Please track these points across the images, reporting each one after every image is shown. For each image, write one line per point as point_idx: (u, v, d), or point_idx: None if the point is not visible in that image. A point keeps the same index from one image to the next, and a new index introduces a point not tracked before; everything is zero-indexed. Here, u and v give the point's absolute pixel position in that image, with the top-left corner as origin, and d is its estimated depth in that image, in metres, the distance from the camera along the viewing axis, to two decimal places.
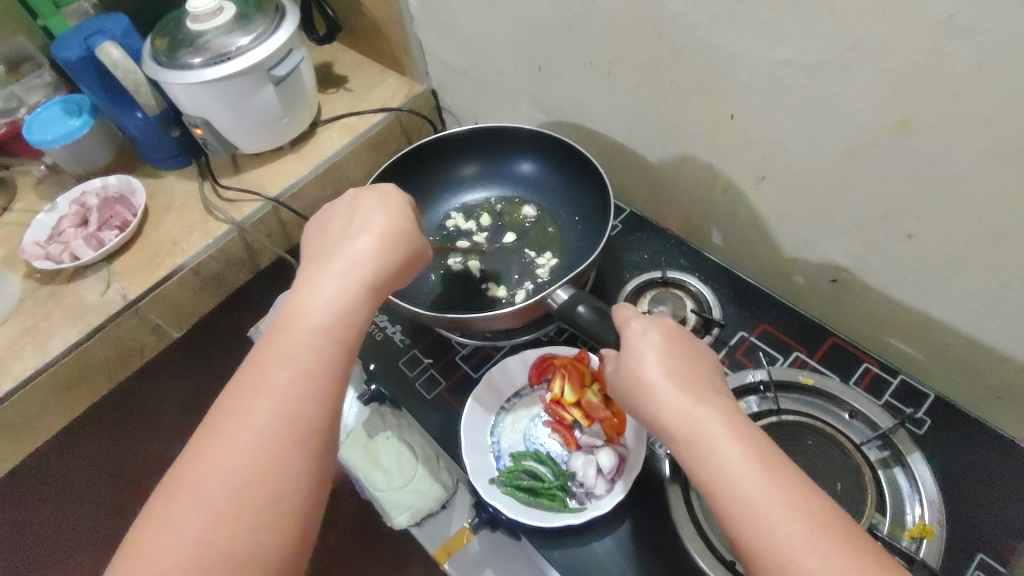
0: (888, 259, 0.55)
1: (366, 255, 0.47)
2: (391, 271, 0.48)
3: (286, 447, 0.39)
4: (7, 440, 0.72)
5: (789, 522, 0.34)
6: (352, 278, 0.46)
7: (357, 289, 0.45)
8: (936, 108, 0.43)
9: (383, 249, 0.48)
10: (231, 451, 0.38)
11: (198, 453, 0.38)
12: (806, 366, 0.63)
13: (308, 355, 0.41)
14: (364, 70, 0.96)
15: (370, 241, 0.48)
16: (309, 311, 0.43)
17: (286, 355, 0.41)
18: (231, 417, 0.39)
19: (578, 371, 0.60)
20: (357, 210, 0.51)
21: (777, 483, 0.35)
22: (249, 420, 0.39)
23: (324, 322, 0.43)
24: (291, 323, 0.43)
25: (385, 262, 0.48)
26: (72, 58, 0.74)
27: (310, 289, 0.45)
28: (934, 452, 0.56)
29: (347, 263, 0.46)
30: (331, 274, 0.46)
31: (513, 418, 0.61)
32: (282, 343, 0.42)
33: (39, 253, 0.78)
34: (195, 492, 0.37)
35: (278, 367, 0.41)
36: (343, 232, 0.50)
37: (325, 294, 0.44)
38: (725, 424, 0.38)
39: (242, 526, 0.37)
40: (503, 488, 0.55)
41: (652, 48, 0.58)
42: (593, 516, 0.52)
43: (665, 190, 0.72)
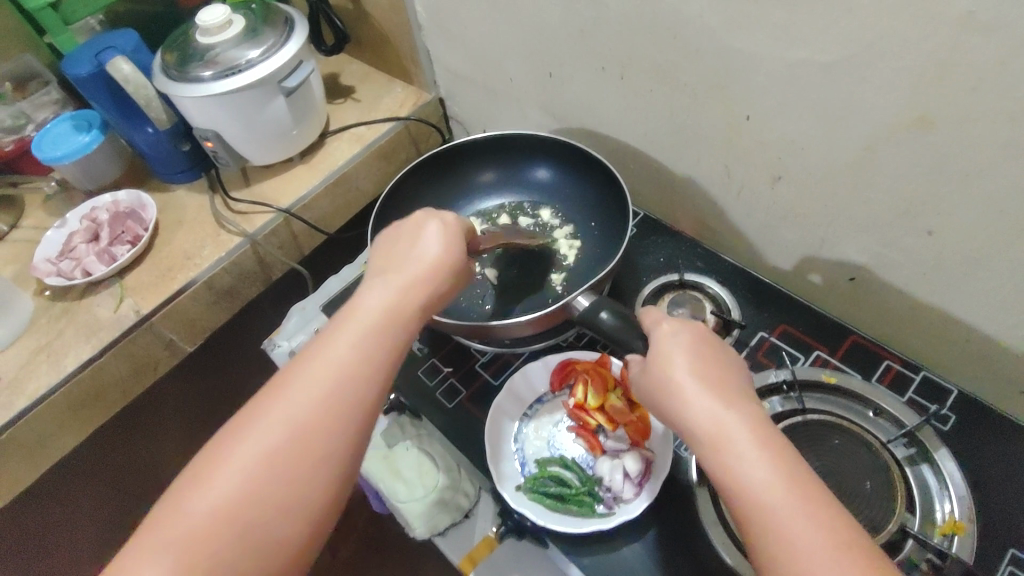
0: (909, 256, 0.55)
1: (427, 265, 0.48)
2: (436, 300, 0.47)
3: (318, 447, 0.39)
4: (24, 461, 0.71)
5: (808, 533, 0.34)
6: (410, 287, 0.46)
7: (402, 319, 0.45)
8: (957, 103, 0.44)
9: (443, 259, 0.49)
10: (266, 440, 0.38)
11: (221, 457, 0.38)
12: (828, 365, 0.63)
13: (355, 358, 0.42)
14: (371, 81, 0.96)
15: (423, 268, 0.48)
16: (364, 313, 0.44)
17: (339, 353, 0.41)
18: (269, 411, 0.39)
19: (601, 376, 0.60)
20: (417, 234, 0.50)
21: (798, 493, 0.35)
22: (286, 418, 0.39)
23: (378, 328, 0.43)
24: (347, 322, 0.43)
25: (433, 292, 0.47)
26: (82, 74, 0.74)
27: (368, 292, 0.45)
28: (961, 449, 0.56)
29: (408, 271, 0.47)
30: (391, 280, 0.46)
31: (537, 423, 0.60)
32: (337, 340, 0.42)
33: (51, 270, 0.77)
34: (224, 475, 0.37)
35: (327, 362, 0.41)
36: (403, 254, 0.49)
37: (382, 299, 0.45)
38: (751, 430, 0.38)
39: (253, 532, 0.37)
40: (530, 496, 0.55)
41: (666, 51, 0.59)
42: (622, 521, 0.52)
43: (679, 192, 0.72)
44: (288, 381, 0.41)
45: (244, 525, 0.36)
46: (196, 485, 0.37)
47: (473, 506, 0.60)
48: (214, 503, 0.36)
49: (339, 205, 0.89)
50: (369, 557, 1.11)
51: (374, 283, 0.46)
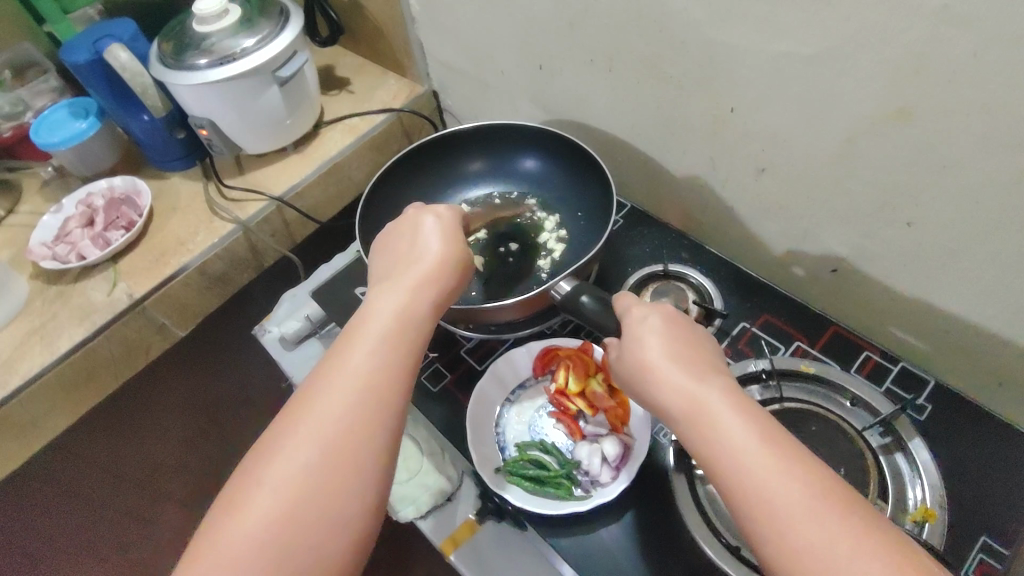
0: (888, 248, 0.56)
1: (431, 267, 0.50)
2: (448, 290, 0.50)
3: (357, 447, 0.40)
4: (16, 440, 0.72)
5: (788, 491, 0.34)
6: (420, 289, 0.48)
7: (421, 308, 0.47)
8: (934, 95, 0.44)
9: (447, 262, 0.50)
10: (302, 447, 0.40)
11: (270, 455, 0.40)
12: (808, 355, 0.64)
13: (378, 359, 0.43)
14: (366, 73, 0.97)
15: (431, 261, 0.50)
16: (379, 317, 0.46)
17: (360, 356, 0.43)
18: (308, 407, 0.41)
19: (583, 361, 0.60)
20: (418, 231, 0.53)
21: (775, 454, 0.36)
22: (325, 410, 0.41)
23: (393, 328, 0.45)
24: (363, 328, 0.45)
25: (445, 282, 0.50)
26: (80, 61, 0.75)
27: (379, 299, 0.47)
28: (936, 438, 0.56)
29: (414, 274, 0.49)
30: (400, 285, 0.48)
31: (518, 409, 0.61)
32: (355, 346, 0.44)
33: (46, 253, 0.78)
34: (265, 485, 0.39)
35: (350, 368, 0.43)
36: (408, 252, 0.51)
37: (394, 303, 0.46)
38: (726, 399, 0.39)
39: (311, 518, 0.38)
40: (508, 478, 0.55)
41: (653, 43, 0.59)
42: (599, 503, 0.53)
43: (665, 183, 0.72)
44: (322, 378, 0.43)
45: (300, 513, 0.38)
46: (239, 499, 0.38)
47: (456, 490, 0.60)
48: (261, 510, 0.38)
49: (331, 194, 0.90)
50: None
51: (384, 290, 0.48)
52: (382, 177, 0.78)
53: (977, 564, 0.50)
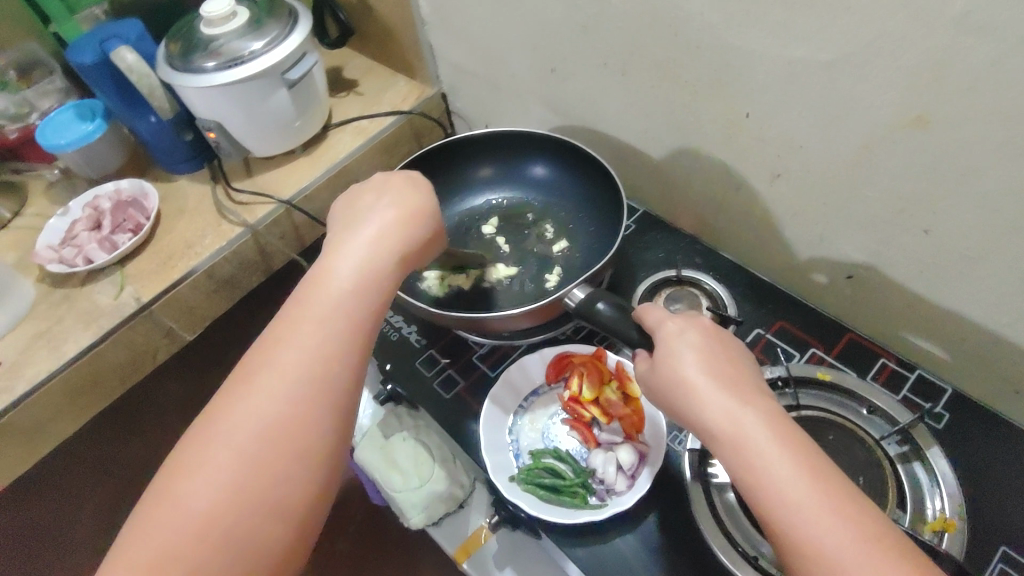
0: (905, 255, 0.55)
1: (392, 231, 0.48)
2: (410, 247, 0.48)
3: (301, 416, 0.40)
4: (20, 446, 0.71)
5: (837, 525, 0.34)
6: (387, 253, 0.47)
7: (377, 266, 0.46)
8: (956, 102, 0.44)
9: (406, 223, 0.49)
10: (253, 409, 0.39)
11: (219, 416, 0.39)
12: (823, 362, 0.63)
13: (330, 322, 0.43)
14: (375, 75, 0.97)
15: (390, 219, 0.48)
16: (336, 280, 0.44)
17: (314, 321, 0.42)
18: (260, 373, 0.40)
19: (597, 369, 0.59)
20: (382, 189, 0.51)
21: (821, 491, 0.36)
22: (278, 373, 0.40)
23: (343, 295, 0.44)
24: (313, 296, 0.44)
25: (405, 238, 0.48)
26: (86, 62, 0.75)
27: (334, 262, 0.46)
28: (953, 447, 0.56)
29: (366, 241, 0.47)
30: (352, 250, 0.46)
31: (531, 416, 0.61)
32: (307, 309, 0.43)
33: (52, 256, 0.78)
34: (209, 454, 0.38)
35: (306, 325, 0.42)
36: (368, 207, 0.49)
37: (345, 274, 0.45)
38: (773, 425, 0.39)
39: (261, 474, 0.38)
40: (523, 487, 0.55)
41: (667, 48, 0.59)
42: (615, 513, 0.52)
43: (679, 188, 0.72)
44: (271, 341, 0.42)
45: (250, 466, 0.38)
46: (182, 467, 0.38)
47: (467, 497, 0.63)
48: (211, 470, 0.38)
49: (339, 197, 0.90)
50: (363, 551, 1.13)
51: (336, 259, 0.45)
52: None
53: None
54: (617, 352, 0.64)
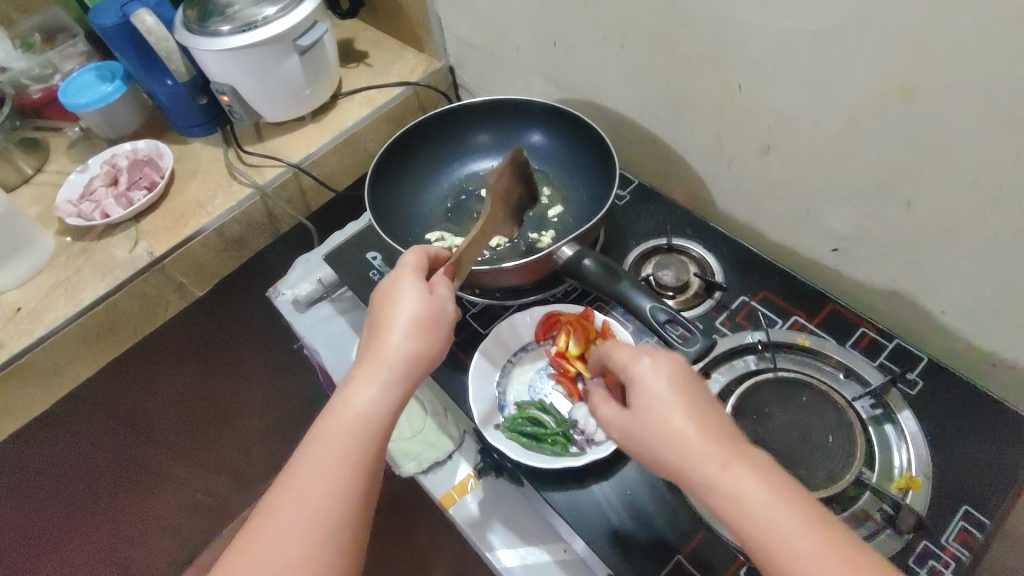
0: (888, 227, 0.57)
1: (396, 363, 0.49)
2: (422, 365, 0.50)
3: (315, 557, 0.42)
4: (39, 386, 0.75)
5: (822, 569, 0.37)
6: (393, 387, 0.48)
7: (390, 392, 0.48)
8: (936, 72, 0.45)
9: (420, 342, 0.50)
10: (274, 549, 0.42)
11: (243, 554, 0.42)
12: (804, 330, 0.63)
13: (343, 456, 0.45)
14: (385, 47, 0.99)
15: (403, 338, 0.50)
16: (350, 410, 0.46)
17: (317, 479, 0.44)
18: (282, 511, 0.43)
19: (584, 328, 0.62)
20: (396, 296, 0.52)
21: (824, 541, 0.37)
22: (296, 512, 0.43)
23: (357, 428, 0.46)
24: (328, 430, 0.46)
25: (418, 357, 0.49)
26: (108, 24, 0.78)
27: (350, 391, 0.47)
28: (928, 411, 0.57)
29: (380, 367, 0.48)
30: (368, 377, 0.48)
31: (519, 370, 0.63)
32: (315, 459, 0.45)
33: (72, 211, 0.81)
34: None
35: (321, 463, 0.44)
36: (384, 319, 0.51)
37: (361, 404, 0.46)
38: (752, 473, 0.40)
39: None
40: (508, 436, 0.57)
41: (665, 21, 0.60)
42: (592, 460, 0.55)
43: (674, 161, 0.74)
44: (292, 476, 0.44)
45: None
46: None
47: (457, 448, 0.64)
48: None
49: (347, 163, 0.93)
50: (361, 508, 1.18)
51: (352, 388, 0.47)
52: (394, 146, 0.79)
53: (957, 532, 0.51)
54: (606, 314, 0.66)
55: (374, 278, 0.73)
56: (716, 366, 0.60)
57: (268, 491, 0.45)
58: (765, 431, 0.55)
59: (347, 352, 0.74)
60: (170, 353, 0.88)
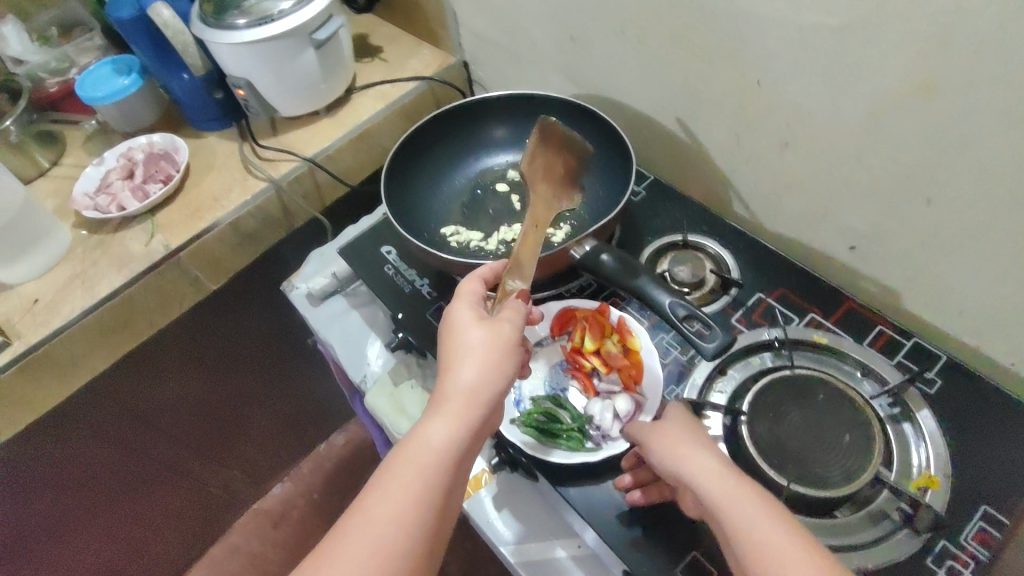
0: (907, 224, 0.57)
1: (464, 393, 0.48)
2: (494, 397, 0.49)
3: None
4: (56, 377, 0.75)
5: None
6: (465, 420, 0.47)
7: (465, 424, 0.47)
8: (958, 68, 0.45)
9: (492, 373, 0.49)
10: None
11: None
12: (821, 328, 0.63)
13: (418, 485, 0.44)
14: (399, 42, 0.99)
15: (477, 367, 0.49)
16: (428, 439, 0.46)
17: (388, 508, 0.43)
18: (354, 536, 0.42)
19: (599, 323, 0.62)
20: (467, 325, 0.52)
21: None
22: (370, 538, 0.42)
23: (435, 457, 0.45)
24: (405, 458, 0.45)
25: (490, 389, 0.49)
26: (125, 17, 0.78)
27: (427, 421, 0.47)
28: (944, 411, 0.56)
29: (455, 397, 0.48)
30: (444, 408, 0.48)
31: (533, 365, 0.63)
32: (391, 485, 0.44)
33: (88, 204, 0.82)
34: None
35: (398, 490, 0.44)
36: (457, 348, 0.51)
37: (438, 434, 0.46)
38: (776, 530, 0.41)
39: None
40: (522, 429, 0.58)
41: (683, 15, 0.60)
42: (608, 456, 0.55)
43: (691, 157, 0.73)
44: (367, 501, 0.44)
45: None
46: None
47: None
48: None
49: (361, 159, 0.93)
50: None
51: (429, 417, 0.47)
52: (410, 141, 0.79)
53: (975, 532, 0.50)
54: (622, 308, 0.66)
55: (389, 272, 0.73)
56: (733, 362, 0.60)
57: (339, 516, 0.44)
58: (782, 429, 0.54)
59: (362, 346, 0.74)
60: (184, 349, 0.89)
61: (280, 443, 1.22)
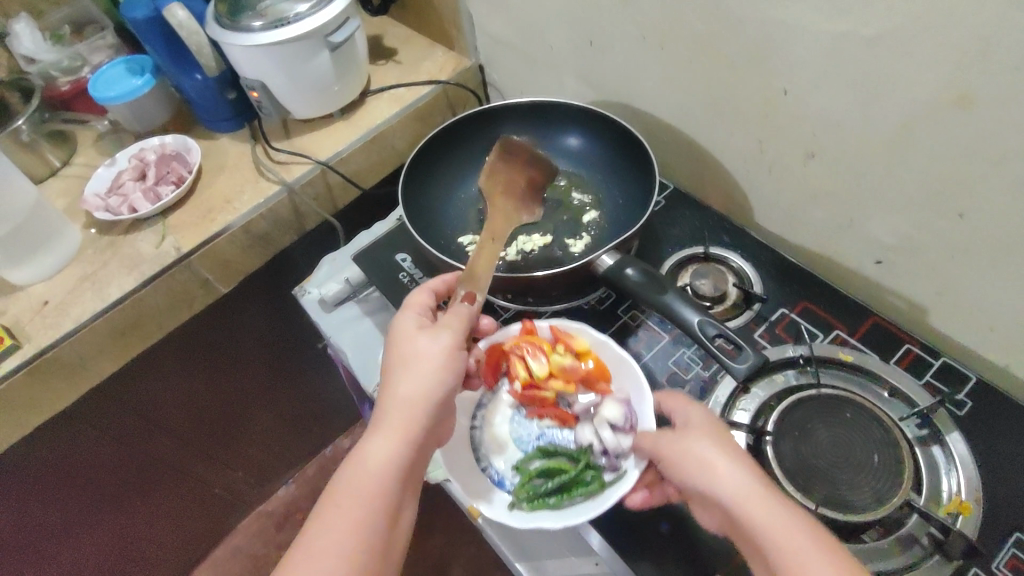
0: (937, 239, 0.55)
1: (403, 408, 0.47)
2: (436, 410, 0.49)
3: None
4: (65, 379, 0.74)
5: None
6: (403, 438, 0.47)
7: (404, 442, 0.47)
8: (999, 81, 0.43)
9: (435, 385, 0.49)
10: None
11: None
12: (847, 344, 0.62)
13: (359, 511, 0.43)
14: (414, 44, 0.98)
15: (415, 382, 0.48)
16: (368, 461, 0.45)
17: (330, 539, 0.42)
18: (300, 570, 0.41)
19: (535, 346, 0.59)
20: (406, 338, 0.51)
21: None
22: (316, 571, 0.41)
23: (374, 480, 0.45)
24: (344, 483, 0.45)
25: (431, 402, 0.48)
26: (139, 16, 0.77)
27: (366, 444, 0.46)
28: (975, 434, 0.55)
29: (393, 415, 0.47)
30: (382, 427, 0.47)
31: (493, 435, 0.59)
32: (331, 514, 0.43)
33: (99, 205, 0.81)
34: None
35: (339, 519, 0.43)
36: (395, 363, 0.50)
37: (375, 456, 0.46)
38: (807, 557, 0.41)
39: None
40: (529, 508, 0.53)
41: (709, 22, 0.59)
42: (634, 473, 0.53)
43: (711, 166, 0.72)
44: (309, 532, 0.43)
45: None
46: None
47: None
48: None
49: (374, 161, 0.92)
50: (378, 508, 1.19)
51: (368, 439, 0.47)
52: (426, 146, 0.78)
53: (1008, 561, 0.49)
54: (645, 322, 0.66)
55: (404, 280, 0.72)
56: (758, 380, 0.58)
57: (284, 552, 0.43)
58: (808, 449, 0.53)
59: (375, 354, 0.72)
60: (186, 355, 0.87)
61: (283, 445, 1.21)
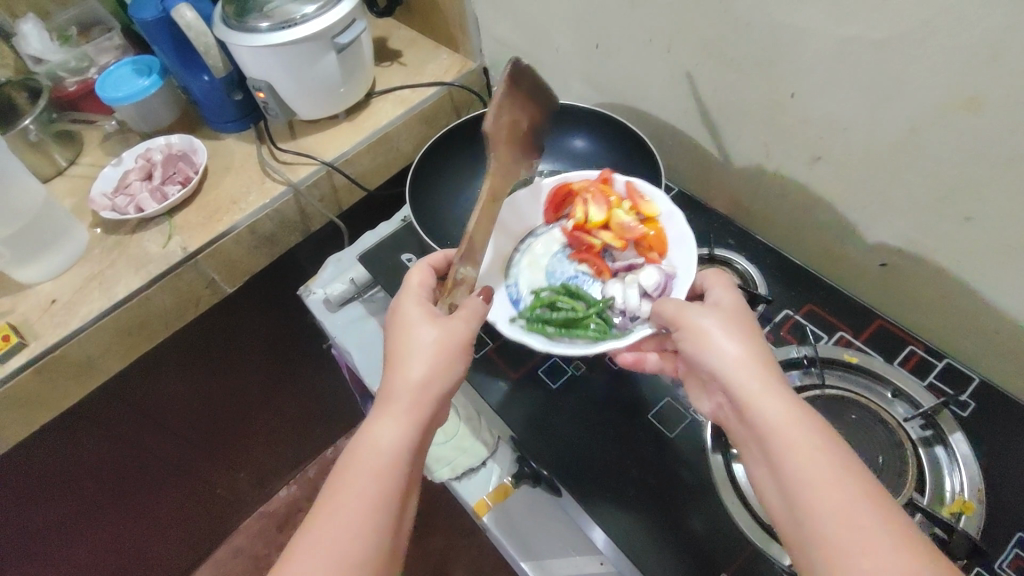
0: (942, 242, 0.55)
1: (413, 392, 0.47)
2: (443, 396, 0.49)
3: None
4: (70, 378, 0.74)
5: (834, 495, 0.37)
6: (414, 421, 0.46)
7: (414, 424, 0.46)
8: (1007, 85, 0.44)
9: (442, 369, 0.49)
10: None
11: None
12: (851, 345, 0.63)
13: (374, 489, 0.42)
14: (419, 46, 0.99)
15: (423, 366, 0.48)
16: (380, 441, 0.45)
17: (345, 518, 0.41)
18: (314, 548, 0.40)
19: (602, 194, 0.64)
20: (412, 323, 0.51)
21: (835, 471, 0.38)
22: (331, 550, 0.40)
23: (388, 459, 0.44)
24: (356, 463, 0.44)
25: (438, 388, 0.49)
26: (149, 18, 0.78)
27: (376, 425, 0.46)
28: (979, 435, 0.56)
29: (405, 399, 0.47)
30: (394, 409, 0.47)
31: (534, 257, 0.65)
32: (346, 494, 0.42)
33: (106, 204, 0.81)
34: None
35: (353, 499, 0.42)
36: (403, 347, 0.50)
37: (387, 436, 0.45)
38: (794, 424, 0.41)
39: None
40: (528, 329, 0.58)
41: (716, 26, 0.59)
42: (638, 335, 0.56)
43: (716, 169, 0.73)
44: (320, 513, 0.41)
45: None
46: None
47: (491, 455, 0.65)
48: None
49: (379, 163, 0.92)
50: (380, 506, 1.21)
51: (379, 420, 0.46)
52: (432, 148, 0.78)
53: (1011, 560, 0.50)
54: None
55: None
56: None
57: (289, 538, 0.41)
58: None
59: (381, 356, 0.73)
60: (189, 352, 0.87)
61: (279, 448, 1.21)
